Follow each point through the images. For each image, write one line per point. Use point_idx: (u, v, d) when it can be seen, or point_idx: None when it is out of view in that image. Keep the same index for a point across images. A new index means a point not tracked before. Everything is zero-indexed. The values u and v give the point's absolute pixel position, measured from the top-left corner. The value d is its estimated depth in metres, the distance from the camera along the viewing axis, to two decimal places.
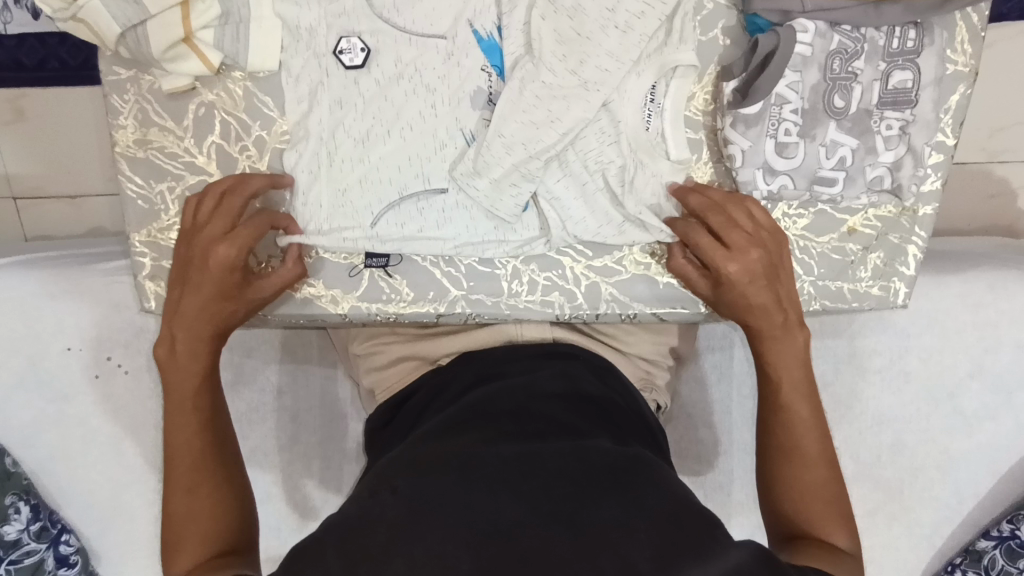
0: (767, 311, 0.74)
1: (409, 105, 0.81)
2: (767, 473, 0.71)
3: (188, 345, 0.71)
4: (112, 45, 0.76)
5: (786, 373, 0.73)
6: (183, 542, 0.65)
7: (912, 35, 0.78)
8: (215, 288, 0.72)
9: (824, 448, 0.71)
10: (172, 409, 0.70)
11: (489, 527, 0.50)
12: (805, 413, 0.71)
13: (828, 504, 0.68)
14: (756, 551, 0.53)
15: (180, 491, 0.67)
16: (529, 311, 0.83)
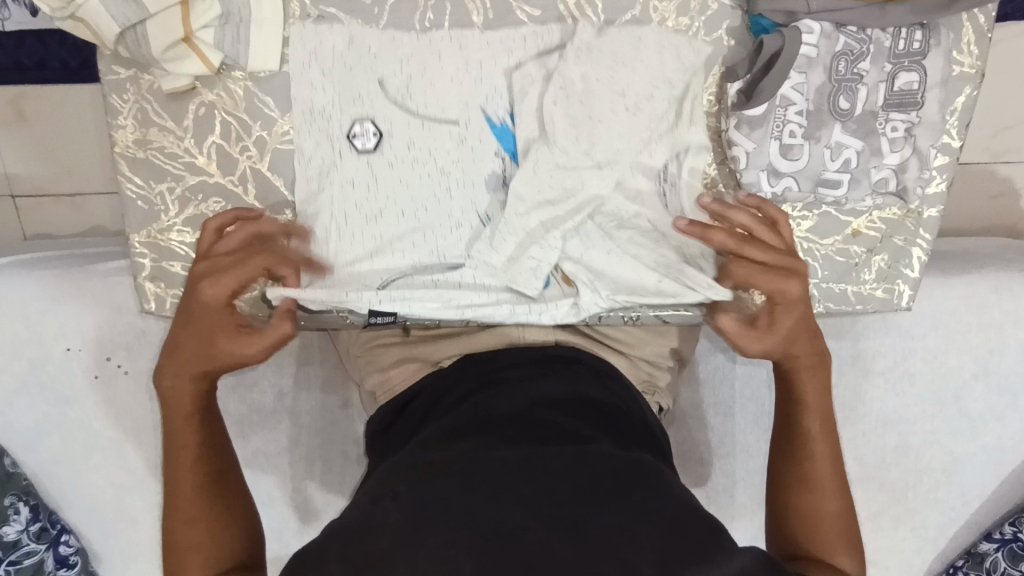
0: (805, 339, 0.74)
1: (423, 187, 0.83)
2: (781, 500, 0.72)
3: (184, 384, 0.70)
4: (112, 45, 0.75)
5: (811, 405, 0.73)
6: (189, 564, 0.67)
7: (919, 36, 0.77)
8: (207, 330, 0.70)
9: (839, 479, 0.71)
10: (169, 444, 0.70)
11: (490, 531, 0.49)
12: (823, 444, 0.72)
13: (840, 534, 0.69)
14: (758, 556, 0.53)
15: (181, 520, 0.68)
16: (532, 313, 0.80)
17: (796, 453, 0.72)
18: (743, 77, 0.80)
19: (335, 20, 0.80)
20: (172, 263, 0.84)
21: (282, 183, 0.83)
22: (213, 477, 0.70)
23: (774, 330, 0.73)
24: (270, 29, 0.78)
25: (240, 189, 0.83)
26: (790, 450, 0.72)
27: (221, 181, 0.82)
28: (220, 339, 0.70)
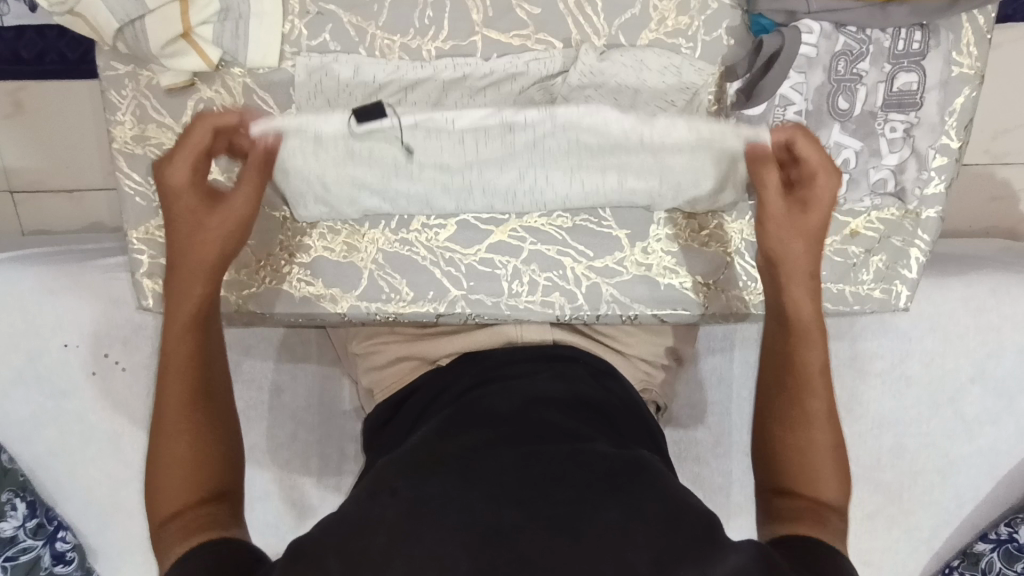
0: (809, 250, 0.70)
1: (437, 200, 0.81)
2: (767, 443, 0.67)
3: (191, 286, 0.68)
4: (110, 40, 0.75)
5: (803, 333, 0.69)
6: (173, 496, 0.60)
7: (918, 37, 0.78)
8: (183, 217, 0.69)
9: (832, 418, 0.66)
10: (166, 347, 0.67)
11: (488, 527, 0.49)
12: (819, 373, 0.67)
13: (830, 471, 0.64)
14: (755, 553, 0.53)
15: (168, 440, 0.62)
16: (530, 311, 0.84)
17: (786, 388, 0.67)
18: (742, 77, 0.80)
19: (334, 16, 0.80)
20: None
21: None
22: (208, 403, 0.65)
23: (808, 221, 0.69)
24: (269, 25, 0.78)
25: None
26: (782, 381, 0.67)
27: None
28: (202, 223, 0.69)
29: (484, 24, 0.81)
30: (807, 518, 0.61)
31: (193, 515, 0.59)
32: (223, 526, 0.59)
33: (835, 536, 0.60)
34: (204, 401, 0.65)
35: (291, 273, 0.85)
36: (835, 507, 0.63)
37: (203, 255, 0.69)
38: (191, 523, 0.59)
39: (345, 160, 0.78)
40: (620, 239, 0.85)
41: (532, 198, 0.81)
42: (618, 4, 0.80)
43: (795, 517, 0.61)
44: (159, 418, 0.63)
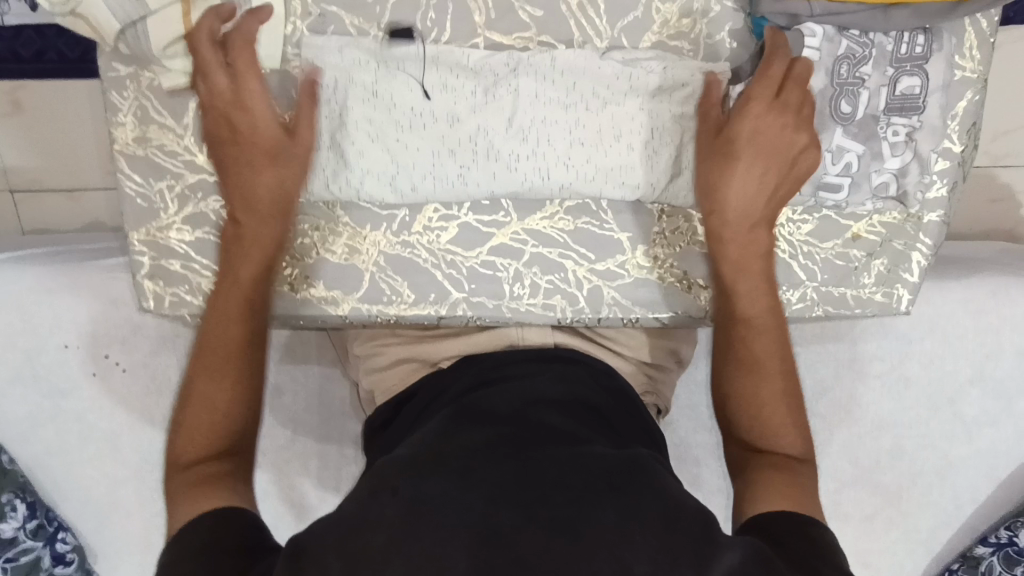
0: (751, 190, 0.75)
1: (439, 169, 0.79)
2: (728, 400, 0.71)
3: (251, 222, 0.77)
4: (111, 41, 0.75)
5: (743, 275, 0.76)
6: (194, 442, 0.66)
7: (921, 41, 0.78)
8: (250, 152, 0.75)
9: (785, 369, 0.71)
10: (228, 272, 0.77)
11: (487, 525, 0.49)
12: (760, 312, 0.74)
13: (787, 420, 0.69)
14: (749, 551, 0.53)
15: (202, 377, 0.69)
16: (531, 314, 0.84)
17: (738, 341, 0.73)
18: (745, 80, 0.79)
19: (336, 18, 0.79)
20: (171, 261, 0.84)
21: None
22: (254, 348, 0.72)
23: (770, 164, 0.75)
24: (270, 26, 0.78)
25: None
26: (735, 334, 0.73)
27: None
28: (259, 159, 0.75)
29: (486, 25, 0.80)
30: (780, 475, 0.65)
31: (204, 469, 0.64)
32: (223, 494, 0.62)
33: (806, 489, 0.64)
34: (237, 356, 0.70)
35: (293, 275, 0.84)
36: (798, 454, 0.67)
37: (267, 193, 0.77)
38: (199, 479, 0.63)
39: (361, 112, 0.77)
40: (621, 242, 0.85)
41: (535, 167, 0.79)
42: (620, 6, 0.80)
43: (769, 478, 0.64)
44: (201, 355, 0.70)
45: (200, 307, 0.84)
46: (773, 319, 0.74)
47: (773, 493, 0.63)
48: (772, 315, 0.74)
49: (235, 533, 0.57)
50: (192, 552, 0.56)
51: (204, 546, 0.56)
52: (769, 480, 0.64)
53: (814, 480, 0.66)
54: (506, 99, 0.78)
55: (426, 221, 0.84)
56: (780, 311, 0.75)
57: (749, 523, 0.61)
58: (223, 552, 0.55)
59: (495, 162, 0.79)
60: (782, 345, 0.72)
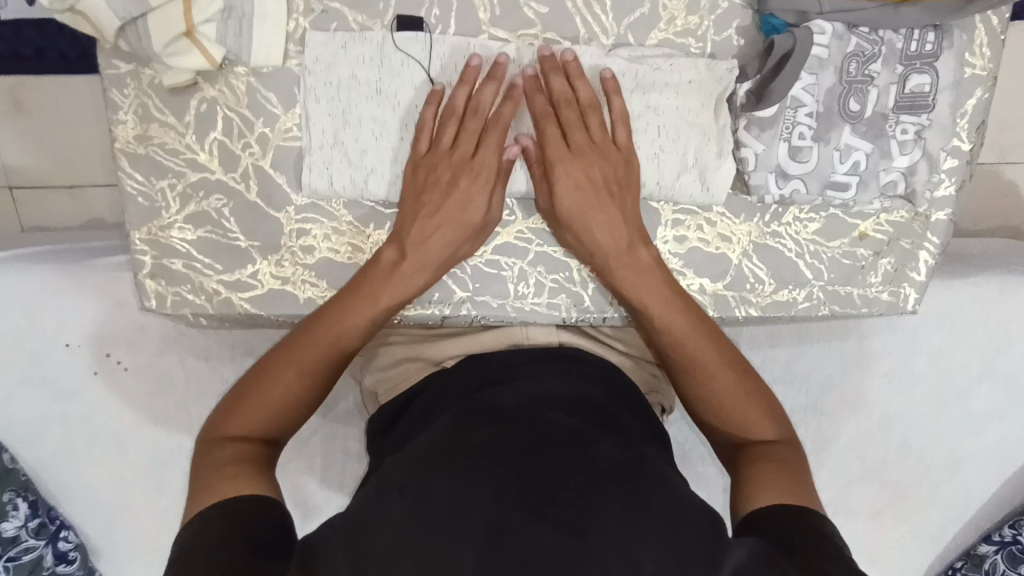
0: (606, 213, 0.77)
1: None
2: (701, 406, 0.71)
3: (410, 262, 0.76)
4: (112, 39, 0.74)
5: (642, 295, 0.75)
6: (245, 421, 0.65)
7: (931, 38, 0.77)
8: (436, 207, 0.76)
9: (725, 357, 0.71)
10: (366, 293, 0.74)
11: (498, 524, 0.49)
12: (674, 317, 0.73)
13: (754, 408, 0.68)
14: (757, 550, 0.52)
15: (293, 370, 0.68)
16: (535, 313, 0.84)
17: (668, 355, 0.73)
18: (752, 77, 0.80)
19: (339, 15, 0.78)
20: (173, 260, 0.83)
21: (285, 180, 0.81)
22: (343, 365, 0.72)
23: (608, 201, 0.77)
24: (273, 24, 0.77)
25: (242, 186, 0.81)
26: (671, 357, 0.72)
27: (223, 177, 0.81)
28: (445, 212, 0.76)
29: (491, 23, 0.79)
30: (768, 471, 0.63)
31: (249, 443, 0.64)
32: (247, 485, 0.60)
33: (795, 475, 0.63)
34: (323, 372, 0.70)
35: (295, 274, 0.83)
36: (772, 436, 0.67)
37: (427, 247, 0.77)
38: (229, 461, 0.61)
39: (366, 110, 0.79)
40: None
41: None
42: (626, 2, 0.79)
43: (759, 476, 0.63)
44: (299, 353, 0.69)
45: (203, 307, 0.84)
46: (690, 318, 0.73)
47: (764, 491, 0.61)
48: (688, 314, 0.73)
49: (249, 526, 0.55)
50: (210, 538, 0.53)
51: (222, 534, 0.54)
52: (757, 478, 0.63)
53: (798, 457, 0.66)
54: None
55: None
56: (695, 305, 0.75)
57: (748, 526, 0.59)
58: (237, 542, 0.53)
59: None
60: (713, 337, 0.72)
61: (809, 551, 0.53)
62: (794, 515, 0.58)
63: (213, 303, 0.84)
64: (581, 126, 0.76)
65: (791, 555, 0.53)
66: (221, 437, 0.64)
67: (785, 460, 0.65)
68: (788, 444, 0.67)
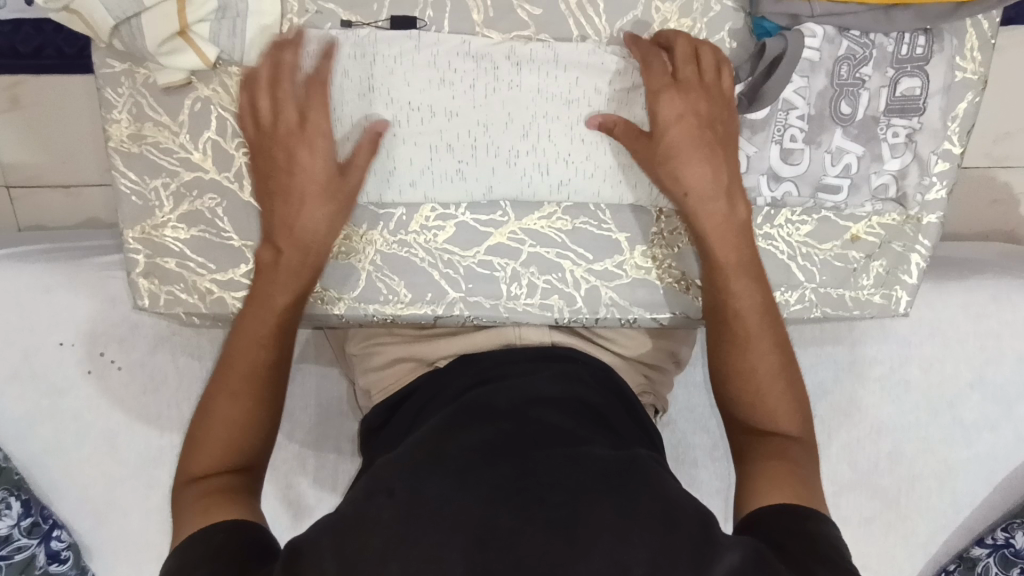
0: (705, 160, 0.73)
1: (437, 165, 0.80)
2: (729, 389, 0.68)
3: (290, 251, 0.75)
4: (106, 38, 0.75)
5: (723, 250, 0.73)
6: (206, 459, 0.64)
7: (921, 42, 0.78)
8: (298, 190, 0.74)
9: (775, 339, 0.69)
10: (258, 297, 0.73)
11: (483, 524, 0.49)
12: (746, 287, 0.71)
13: (784, 401, 0.66)
14: (749, 552, 0.51)
15: (225, 396, 0.66)
16: (528, 314, 0.84)
17: (726, 321, 0.71)
18: (744, 80, 0.79)
19: (333, 15, 0.79)
20: (166, 259, 0.83)
21: None
22: (275, 371, 0.70)
23: (693, 138, 0.73)
24: (268, 24, 0.77)
25: (236, 185, 0.82)
26: (726, 325, 0.70)
27: (217, 177, 0.81)
28: (304, 189, 0.74)
29: (484, 24, 0.80)
30: (772, 464, 0.62)
31: (215, 483, 0.62)
32: (236, 505, 0.60)
33: (806, 478, 0.62)
34: (270, 387, 0.69)
35: None
36: (795, 431, 0.65)
37: (306, 226, 0.75)
38: (212, 493, 0.61)
39: (359, 107, 0.77)
40: (619, 242, 0.85)
41: (535, 164, 0.80)
42: (619, 5, 0.80)
43: (761, 470, 0.62)
44: (225, 373, 0.68)
45: (196, 306, 0.84)
46: (758, 292, 0.71)
47: (769, 487, 0.60)
48: (755, 287, 0.72)
49: (241, 539, 0.56)
50: (209, 549, 0.55)
51: (215, 548, 0.55)
52: (760, 474, 0.62)
53: (812, 460, 0.64)
54: (509, 98, 0.79)
55: (423, 220, 0.83)
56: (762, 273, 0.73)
57: (745, 523, 0.59)
58: (225, 558, 0.54)
59: (497, 159, 0.80)
60: (769, 313, 0.70)
61: (803, 552, 0.53)
62: (795, 513, 0.57)
63: (206, 302, 0.84)
64: (691, 64, 0.75)
65: (786, 559, 0.52)
66: (188, 484, 0.62)
67: (807, 463, 0.63)
68: (807, 444, 0.65)
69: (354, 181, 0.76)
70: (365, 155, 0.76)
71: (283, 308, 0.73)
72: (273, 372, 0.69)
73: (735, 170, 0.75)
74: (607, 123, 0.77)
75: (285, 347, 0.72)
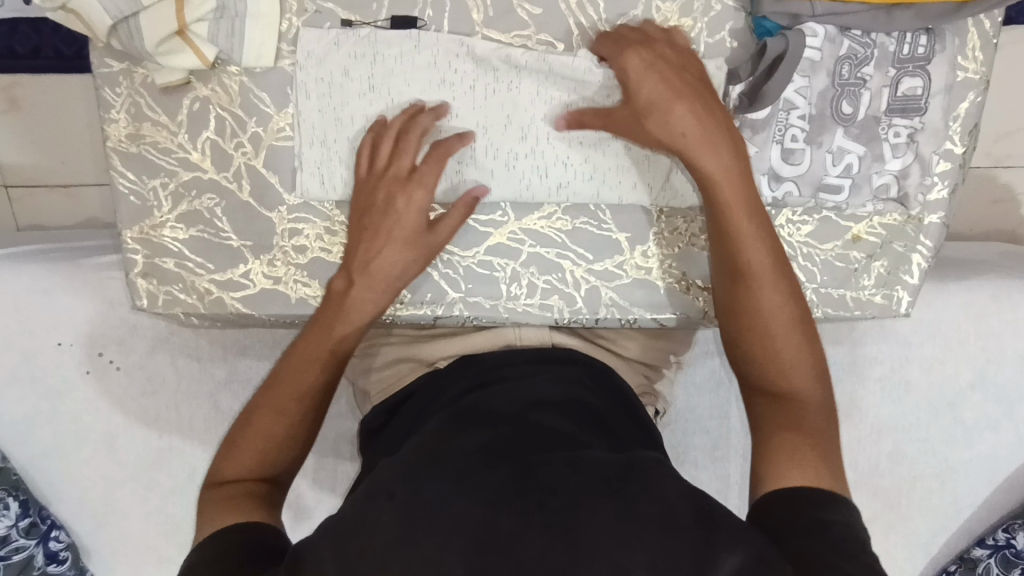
0: (698, 106, 0.70)
1: None
2: (744, 357, 0.64)
3: (360, 286, 0.74)
4: (104, 37, 0.75)
5: (732, 204, 0.68)
6: (240, 463, 0.63)
7: (923, 42, 0.77)
8: (389, 233, 0.75)
9: (788, 291, 0.65)
10: (322, 323, 0.72)
11: (483, 527, 0.48)
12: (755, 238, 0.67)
13: (801, 357, 0.63)
14: (754, 554, 0.49)
15: (269, 412, 0.65)
16: (528, 315, 0.84)
17: (736, 272, 0.66)
18: (744, 80, 0.79)
19: (332, 15, 0.78)
20: (165, 260, 0.83)
21: (278, 180, 0.81)
22: (324, 395, 0.69)
23: (673, 86, 0.71)
24: (266, 24, 0.77)
25: (235, 185, 0.81)
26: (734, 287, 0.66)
27: (216, 177, 0.81)
28: (393, 233, 0.75)
29: (484, 24, 0.79)
30: (791, 440, 0.59)
31: (244, 488, 0.61)
32: (259, 511, 0.59)
33: (829, 461, 0.58)
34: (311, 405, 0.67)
35: (287, 274, 0.83)
36: (812, 387, 0.62)
37: (385, 268, 0.75)
38: (235, 494, 0.60)
39: (360, 107, 0.78)
40: (620, 243, 0.84)
41: (534, 166, 0.80)
42: (620, 4, 0.79)
43: (778, 443, 0.59)
44: (269, 388, 0.67)
45: (194, 306, 0.83)
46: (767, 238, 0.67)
47: (789, 469, 0.57)
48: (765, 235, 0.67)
49: (248, 541, 0.54)
50: (207, 559, 0.53)
51: (218, 552, 0.53)
52: (775, 449, 0.59)
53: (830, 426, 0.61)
54: (507, 101, 0.79)
55: None
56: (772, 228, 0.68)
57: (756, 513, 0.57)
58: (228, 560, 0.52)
59: (495, 163, 0.80)
60: (779, 264, 0.66)
61: (810, 556, 0.50)
62: (798, 508, 0.54)
63: (204, 303, 0.83)
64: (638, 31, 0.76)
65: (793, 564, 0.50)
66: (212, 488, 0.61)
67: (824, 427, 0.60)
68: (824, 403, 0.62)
69: (439, 241, 0.77)
70: (462, 219, 0.77)
71: (342, 341, 0.71)
72: (320, 400, 0.68)
73: (729, 117, 0.72)
74: (576, 122, 0.77)
75: (335, 374, 0.70)
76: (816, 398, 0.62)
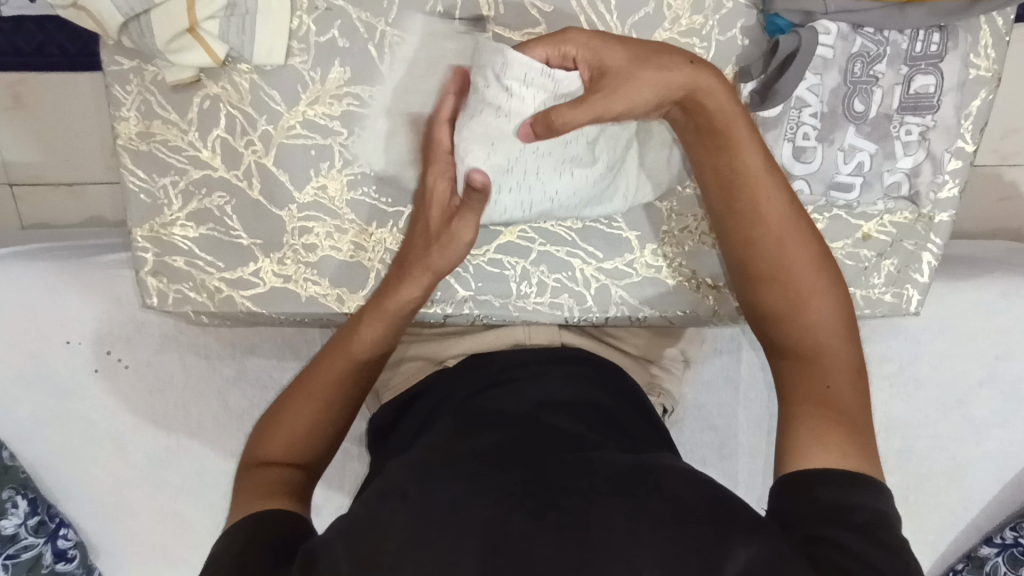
0: (706, 64, 0.68)
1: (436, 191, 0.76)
2: (772, 330, 0.63)
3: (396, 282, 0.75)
4: (115, 34, 0.74)
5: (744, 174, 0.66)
6: (275, 446, 0.64)
7: (936, 39, 0.77)
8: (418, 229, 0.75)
9: (810, 261, 0.63)
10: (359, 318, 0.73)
11: (492, 530, 0.48)
12: (771, 209, 0.65)
13: (831, 329, 0.61)
14: (772, 551, 0.48)
15: (302, 397, 0.66)
16: (538, 312, 0.84)
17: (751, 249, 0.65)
18: (756, 78, 0.79)
19: (343, 12, 0.77)
20: (174, 258, 0.83)
21: (288, 178, 0.81)
22: (357, 389, 0.68)
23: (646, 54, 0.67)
24: (275, 20, 0.76)
25: (244, 183, 0.81)
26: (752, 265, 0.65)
27: (226, 175, 0.81)
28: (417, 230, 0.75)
29: (495, 20, 0.79)
30: (813, 419, 0.57)
31: (275, 472, 0.61)
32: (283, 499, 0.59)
33: (857, 433, 0.56)
34: (341, 398, 0.67)
35: (298, 272, 0.84)
36: (843, 354, 0.60)
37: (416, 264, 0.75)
38: (266, 478, 0.61)
39: None
40: (630, 241, 0.84)
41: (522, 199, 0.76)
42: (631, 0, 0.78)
43: (800, 416, 0.58)
44: (305, 380, 0.68)
45: (204, 304, 0.84)
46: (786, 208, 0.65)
47: (817, 445, 0.56)
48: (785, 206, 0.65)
49: (272, 530, 0.55)
50: (231, 551, 0.52)
51: (240, 543, 0.53)
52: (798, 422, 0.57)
53: (857, 396, 0.59)
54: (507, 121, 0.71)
55: None
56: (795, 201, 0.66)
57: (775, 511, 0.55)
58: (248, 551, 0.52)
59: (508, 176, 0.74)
60: (801, 236, 0.64)
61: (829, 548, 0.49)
62: (811, 499, 0.53)
63: (215, 300, 0.84)
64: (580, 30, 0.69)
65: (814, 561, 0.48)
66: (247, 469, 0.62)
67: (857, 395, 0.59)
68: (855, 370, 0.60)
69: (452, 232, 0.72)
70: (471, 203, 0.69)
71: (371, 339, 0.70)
72: (354, 390, 0.68)
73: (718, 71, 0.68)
74: (549, 118, 0.63)
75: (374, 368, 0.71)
76: (839, 354, 0.60)
